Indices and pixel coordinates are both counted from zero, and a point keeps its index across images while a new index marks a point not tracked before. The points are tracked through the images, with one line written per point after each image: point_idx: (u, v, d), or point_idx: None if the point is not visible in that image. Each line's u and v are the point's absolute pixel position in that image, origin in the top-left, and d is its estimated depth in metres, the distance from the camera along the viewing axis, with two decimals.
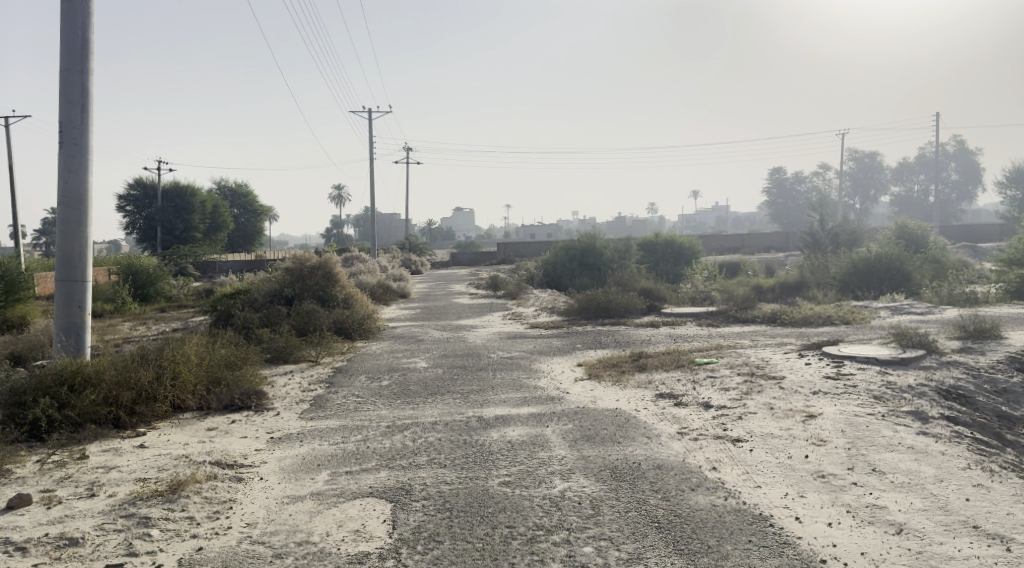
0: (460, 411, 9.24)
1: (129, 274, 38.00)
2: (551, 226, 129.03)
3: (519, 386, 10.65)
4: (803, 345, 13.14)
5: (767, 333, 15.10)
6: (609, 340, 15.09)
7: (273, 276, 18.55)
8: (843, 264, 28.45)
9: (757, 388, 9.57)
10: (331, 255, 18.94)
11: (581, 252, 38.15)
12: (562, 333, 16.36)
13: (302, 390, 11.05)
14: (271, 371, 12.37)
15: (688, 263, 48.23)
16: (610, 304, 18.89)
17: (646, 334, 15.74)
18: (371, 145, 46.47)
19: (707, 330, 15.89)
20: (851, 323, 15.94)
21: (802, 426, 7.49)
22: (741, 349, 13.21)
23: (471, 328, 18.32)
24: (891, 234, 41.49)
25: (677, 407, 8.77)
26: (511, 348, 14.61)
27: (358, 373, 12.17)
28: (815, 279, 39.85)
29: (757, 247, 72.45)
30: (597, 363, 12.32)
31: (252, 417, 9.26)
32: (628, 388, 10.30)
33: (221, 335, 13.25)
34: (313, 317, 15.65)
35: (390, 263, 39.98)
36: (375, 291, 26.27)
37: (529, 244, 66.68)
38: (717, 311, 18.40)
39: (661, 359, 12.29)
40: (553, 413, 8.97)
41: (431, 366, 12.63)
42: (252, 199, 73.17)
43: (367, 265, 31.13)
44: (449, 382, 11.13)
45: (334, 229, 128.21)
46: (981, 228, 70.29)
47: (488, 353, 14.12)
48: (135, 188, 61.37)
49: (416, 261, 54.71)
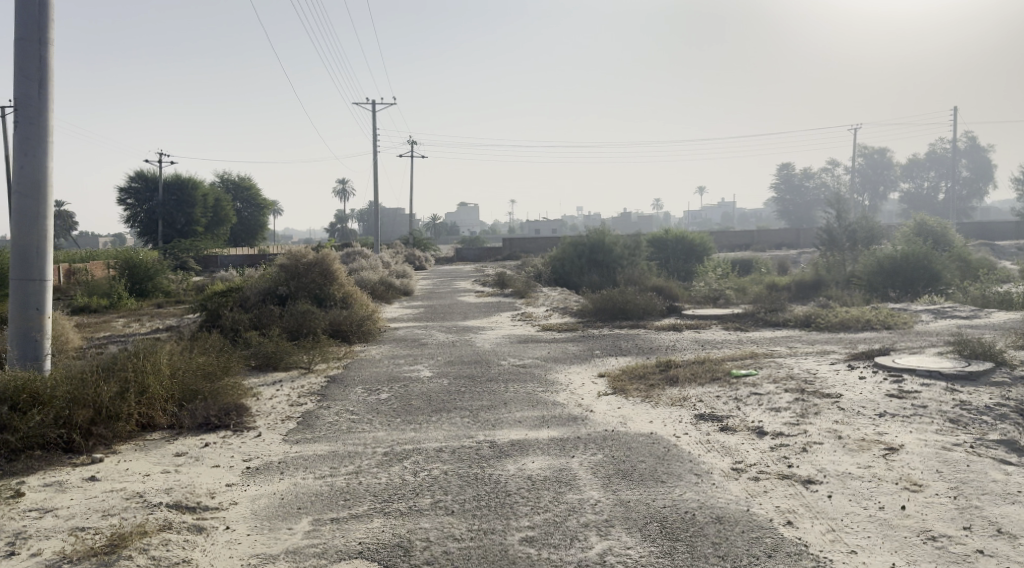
0: (468, 434, 7.95)
1: (126, 268, 36.77)
2: (557, 222, 127.64)
3: (536, 402, 9.37)
4: (849, 355, 11.79)
5: (804, 339, 13.75)
6: (630, 346, 13.78)
7: (266, 272, 17.27)
8: (867, 263, 27.07)
9: (812, 411, 8.28)
10: (329, 251, 17.67)
11: (590, 248, 36.85)
12: (578, 337, 15.06)
13: (290, 404, 9.80)
14: (258, 381, 11.11)
15: (699, 260, 46.88)
16: (627, 305, 17.57)
17: (670, 339, 14.42)
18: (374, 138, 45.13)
19: (736, 335, 14.56)
20: (894, 329, 14.58)
21: (885, 464, 6.20)
22: (779, 358, 11.86)
23: (479, 330, 17.00)
24: (909, 231, 40.06)
25: (724, 433, 7.46)
26: (523, 354, 13.31)
27: (354, 383, 10.88)
28: (833, 278, 38.47)
29: (768, 244, 70.98)
30: (621, 373, 11.02)
31: (228, 441, 7.99)
32: (661, 405, 8.99)
33: (204, 340, 12.01)
34: (307, 318, 14.40)
35: (393, 259, 38.72)
36: (376, 289, 24.98)
37: (535, 240, 65.37)
38: (743, 314, 17.05)
39: (693, 369, 10.97)
40: (578, 437, 7.66)
41: (435, 376, 11.32)
42: (254, 192, 71.86)
43: (369, 261, 29.85)
44: (455, 397, 9.83)
45: (339, 224, 126.98)
46: (996, 226, 68.60)
47: (498, 359, 12.83)
48: (136, 180, 60.15)
49: (421, 256, 53.45)
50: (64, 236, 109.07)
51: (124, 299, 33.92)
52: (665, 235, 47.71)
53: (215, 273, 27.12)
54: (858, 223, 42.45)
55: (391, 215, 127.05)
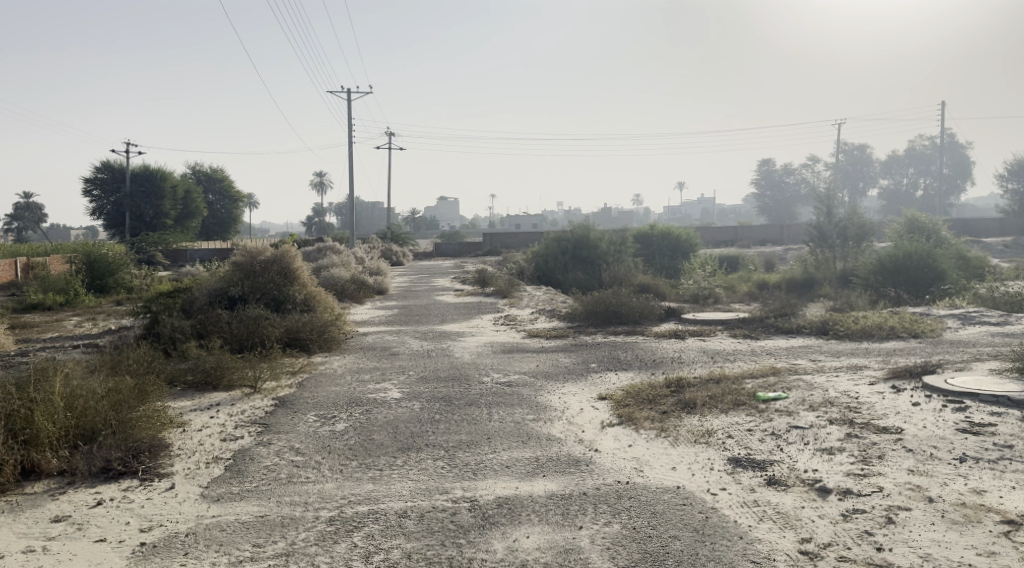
0: (441, 488, 6.17)
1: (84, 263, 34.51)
2: (537, 217, 125.90)
3: (526, 436, 7.61)
4: (889, 372, 10.08)
5: (827, 351, 12.10)
6: (631, 358, 12.03)
7: (217, 271, 15.35)
8: (867, 261, 25.54)
9: (876, 454, 6.58)
10: (288, 247, 15.79)
11: (575, 244, 35.18)
12: (569, 347, 13.33)
13: (222, 438, 7.96)
14: (189, 406, 9.31)
15: (686, 256, 45.32)
16: (622, 309, 15.87)
17: (676, 349, 12.68)
18: (350, 127, 43.10)
19: (749, 346, 12.82)
20: (923, 338, 12.99)
21: (1015, 551, 4.55)
22: (807, 377, 10.13)
23: (457, 336, 15.23)
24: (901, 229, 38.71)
25: (774, 492, 5.78)
26: (507, 368, 11.51)
27: (306, 408, 9.07)
28: (824, 276, 37.11)
29: (751, 240, 69.74)
30: (626, 394, 9.29)
31: (130, 498, 6.17)
32: (681, 440, 7.27)
33: (128, 357, 10.13)
34: (260, 323, 12.58)
35: (368, 255, 36.80)
36: (347, 288, 23.09)
37: (516, 235, 63.62)
38: (750, 318, 15.35)
39: (711, 390, 9.26)
40: (584, 492, 5.94)
41: (405, 398, 9.53)
42: (227, 184, 69.12)
43: (341, 257, 27.90)
44: (428, 428, 8.04)
45: (315, 218, 124.25)
46: (981, 223, 67.39)
47: (478, 375, 11.02)
48: (102, 170, 57.58)
49: (398, 252, 51.54)
50: (32, 229, 105.74)
51: (81, 296, 31.72)
52: (651, 230, 46.15)
53: (173, 269, 25.11)
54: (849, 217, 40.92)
55: (369, 209, 124.75)
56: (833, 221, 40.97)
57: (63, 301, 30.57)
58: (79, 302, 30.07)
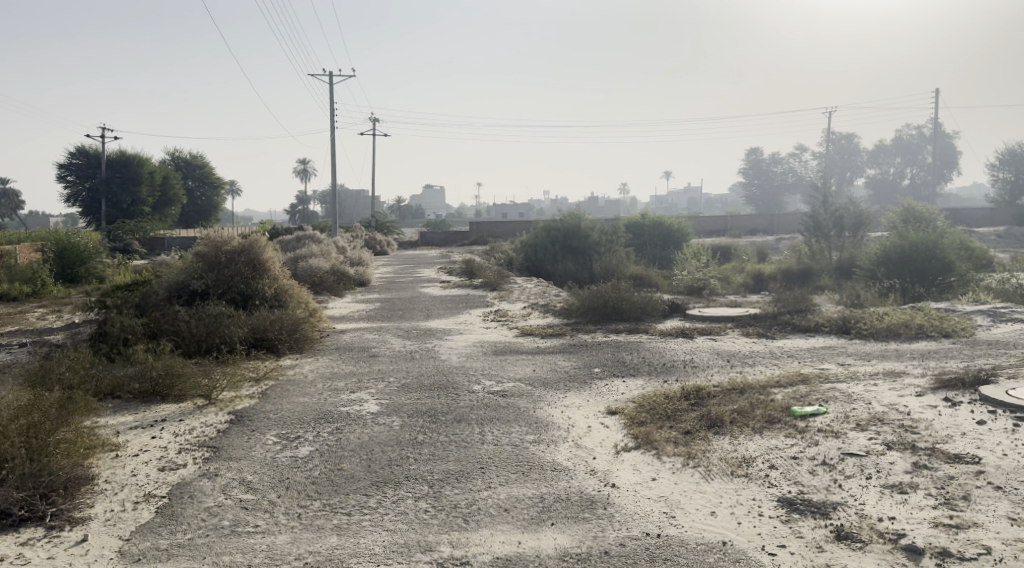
0: (424, 543, 4.88)
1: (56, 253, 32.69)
2: (524, 206, 124.46)
3: (526, 465, 6.34)
4: (935, 381, 8.83)
5: (855, 354, 10.87)
6: (637, 361, 10.78)
7: (178, 264, 13.97)
8: (870, 252, 24.37)
9: (960, 493, 5.35)
10: (257, 236, 14.43)
11: (565, 234, 33.94)
12: (568, 348, 12.03)
13: (161, 466, 6.65)
14: (129, 423, 8.01)
15: (678, 246, 44.15)
16: (622, 305, 14.63)
17: (687, 351, 11.41)
18: (332, 113, 41.57)
19: (766, 348, 11.56)
20: (956, 338, 11.77)
21: None
22: (842, 387, 8.87)
23: (443, 335, 13.93)
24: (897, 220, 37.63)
25: (849, 554, 4.54)
26: (499, 374, 10.23)
27: (266, 428, 7.76)
28: (820, 267, 36.12)
29: (741, 230, 68.68)
30: (639, 407, 8.04)
31: (26, 557, 4.88)
32: (714, 473, 6.02)
33: (61, 368, 8.78)
34: (221, 323, 11.29)
35: (351, 244, 35.43)
36: (326, 281, 21.74)
37: (503, 224, 62.28)
38: (762, 315, 14.11)
39: (738, 405, 8.01)
40: (606, 553, 4.67)
41: (383, 413, 8.22)
42: (207, 170, 67.18)
43: (321, 247, 26.52)
44: (408, 454, 6.74)
45: (299, 207, 122.29)
46: (971, 212, 66.55)
47: (467, 383, 9.71)
48: (77, 156, 55.67)
49: (383, 241, 50.08)
50: (9, 216, 103.36)
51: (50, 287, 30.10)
52: (642, 219, 45.04)
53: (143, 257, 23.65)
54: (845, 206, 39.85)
55: (353, 197, 122.90)
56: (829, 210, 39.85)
57: (30, 292, 28.93)
58: (47, 293, 28.52)
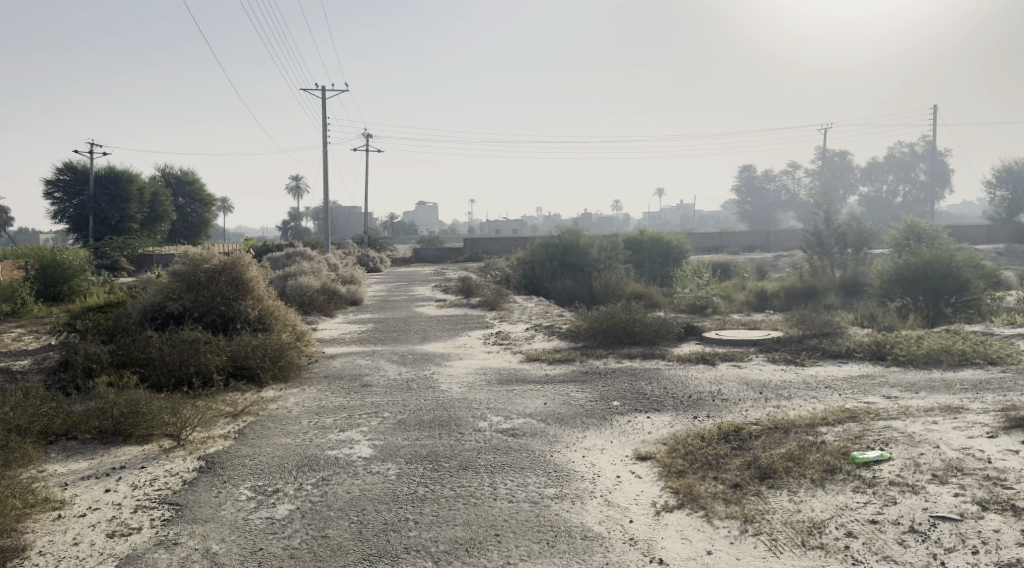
0: None
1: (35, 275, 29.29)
2: (517, 223, 123.57)
3: (551, 531, 5.28)
4: (1003, 418, 7.73)
5: (899, 386, 9.78)
6: (659, 393, 9.71)
7: (154, 284, 12.91)
8: (883, 271, 23.21)
9: None
10: (240, 254, 13.33)
11: (563, 250, 32.92)
12: (580, 377, 10.95)
13: (111, 530, 5.60)
14: (83, 472, 6.95)
15: (677, 263, 43.23)
16: (635, 328, 13.59)
17: (712, 382, 10.35)
18: (325, 127, 40.66)
19: (800, 379, 10.50)
20: (1005, 367, 10.68)
21: None
22: (899, 425, 7.77)
23: (442, 360, 12.84)
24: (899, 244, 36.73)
25: None
26: (506, 407, 9.14)
27: (241, 478, 6.68)
28: (823, 285, 35.26)
29: (738, 247, 67.89)
30: (673, 452, 6.97)
31: None
32: (777, 547, 4.96)
33: (7, 407, 7.71)
34: (197, 351, 10.23)
35: (344, 261, 34.43)
36: (316, 300, 20.66)
37: (498, 241, 61.27)
38: (787, 339, 13.07)
39: (785, 450, 6.94)
40: None
41: (375, 460, 7.12)
42: (198, 187, 65.98)
43: (312, 264, 25.43)
44: (406, 516, 5.64)
45: (291, 224, 121.08)
46: (968, 230, 65.84)
47: (472, 419, 8.61)
48: (64, 171, 54.46)
49: (375, 257, 49.01)
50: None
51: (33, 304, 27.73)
52: (640, 236, 44.14)
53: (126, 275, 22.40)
54: (848, 224, 39.07)
55: (345, 214, 121.94)
56: (831, 227, 39.11)
57: (11, 311, 26.56)
58: (27, 310, 26.39)
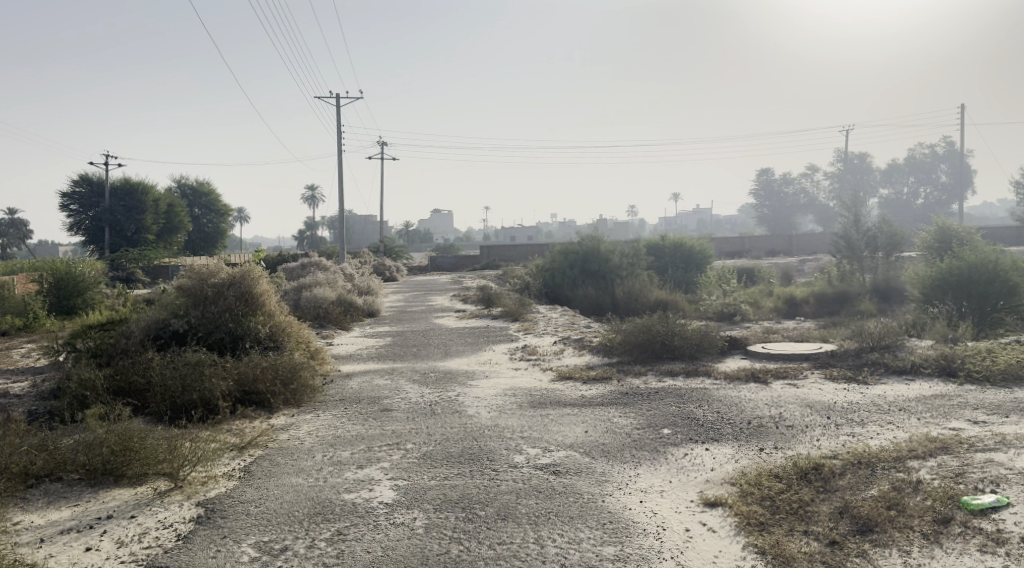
0: None
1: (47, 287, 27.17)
2: (533, 229, 122.57)
3: None
4: None
5: (984, 408, 8.70)
6: (713, 418, 8.68)
7: (159, 301, 12.07)
8: (924, 274, 21.79)
9: None
10: (250, 266, 12.40)
11: (584, 257, 31.87)
12: (620, 398, 9.93)
13: None
14: (64, 524, 6.05)
15: (700, 268, 42.06)
16: (674, 341, 12.57)
17: (770, 405, 9.31)
18: (339, 135, 39.99)
19: (867, 400, 9.43)
20: None
21: None
22: (1002, 458, 6.72)
23: (466, 379, 11.87)
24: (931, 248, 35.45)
25: None
26: (542, 436, 8.16)
27: (244, 532, 5.77)
28: (855, 289, 34.01)
29: (761, 251, 66.56)
30: (746, 499, 5.97)
31: None
32: None
33: None
34: (201, 375, 9.35)
35: (359, 271, 33.65)
36: (331, 312, 19.80)
37: (514, 248, 60.33)
38: (843, 355, 12.01)
39: (877, 494, 5.93)
40: None
41: (399, 507, 6.17)
42: (214, 198, 65.57)
43: (327, 274, 24.58)
44: None
45: (307, 233, 120.79)
46: (998, 231, 64.13)
47: (506, 451, 7.65)
48: (80, 184, 54.05)
49: (391, 266, 48.21)
50: (18, 245, 102.17)
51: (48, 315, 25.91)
52: (662, 241, 43.06)
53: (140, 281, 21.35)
54: (877, 227, 37.79)
55: (361, 222, 121.52)
56: (861, 230, 37.87)
57: (24, 322, 24.65)
58: (41, 321, 24.67)
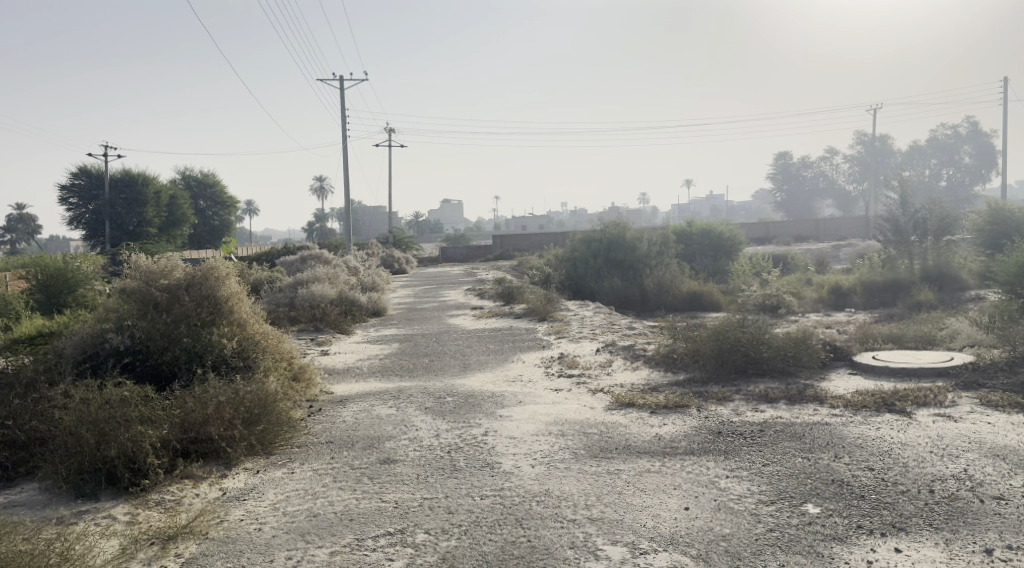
0: None
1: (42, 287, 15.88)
2: (548, 218, 119.44)
3: None
4: None
5: None
6: (873, 483, 5.84)
7: (96, 309, 9.23)
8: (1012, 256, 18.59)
9: None
10: (215, 262, 9.49)
11: (609, 246, 28.86)
12: (712, 442, 7.08)
13: None
14: None
15: (729, 256, 39.01)
16: (761, 353, 9.70)
17: (941, 456, 6.46)
18: (343, 118, 37.16)
19: None
20: None
21: None
22: None
23: (495, 406, 9.07)
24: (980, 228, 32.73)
25: None
26: (622, 519, 5.34)
27: None
28: (907, 276, 30.83)
29: (786, 237, 63.18)
30: None
31: None
32: None
33: None
34: (125, 420, 6.56)
35: (366, 264, 30.77)
36: (330, 312, 17.02)
37: (530, 237, 57.50)
38: (990, 371, 9.13)
39: None
40: None
41: None
42: (220, 189, 62.88)
43: (329, 269, 21.85)
44: None
45: (318, 226, 118.45)
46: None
47: (574, 556, 4.84)
48: (79, 176, 51.43)
49: (400, 258, 45.36)
50: (27, 241, 99.92)
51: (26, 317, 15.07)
52: (687, 228, 40.03)
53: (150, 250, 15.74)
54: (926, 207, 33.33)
55: (371, 213, 119.03)
56: (908, 212, 33.50)
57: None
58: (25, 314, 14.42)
